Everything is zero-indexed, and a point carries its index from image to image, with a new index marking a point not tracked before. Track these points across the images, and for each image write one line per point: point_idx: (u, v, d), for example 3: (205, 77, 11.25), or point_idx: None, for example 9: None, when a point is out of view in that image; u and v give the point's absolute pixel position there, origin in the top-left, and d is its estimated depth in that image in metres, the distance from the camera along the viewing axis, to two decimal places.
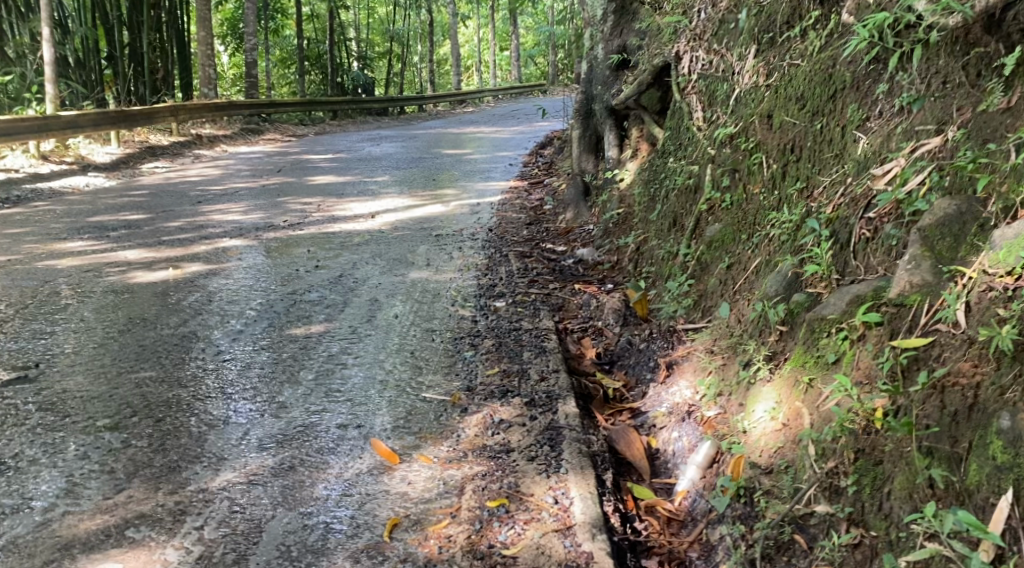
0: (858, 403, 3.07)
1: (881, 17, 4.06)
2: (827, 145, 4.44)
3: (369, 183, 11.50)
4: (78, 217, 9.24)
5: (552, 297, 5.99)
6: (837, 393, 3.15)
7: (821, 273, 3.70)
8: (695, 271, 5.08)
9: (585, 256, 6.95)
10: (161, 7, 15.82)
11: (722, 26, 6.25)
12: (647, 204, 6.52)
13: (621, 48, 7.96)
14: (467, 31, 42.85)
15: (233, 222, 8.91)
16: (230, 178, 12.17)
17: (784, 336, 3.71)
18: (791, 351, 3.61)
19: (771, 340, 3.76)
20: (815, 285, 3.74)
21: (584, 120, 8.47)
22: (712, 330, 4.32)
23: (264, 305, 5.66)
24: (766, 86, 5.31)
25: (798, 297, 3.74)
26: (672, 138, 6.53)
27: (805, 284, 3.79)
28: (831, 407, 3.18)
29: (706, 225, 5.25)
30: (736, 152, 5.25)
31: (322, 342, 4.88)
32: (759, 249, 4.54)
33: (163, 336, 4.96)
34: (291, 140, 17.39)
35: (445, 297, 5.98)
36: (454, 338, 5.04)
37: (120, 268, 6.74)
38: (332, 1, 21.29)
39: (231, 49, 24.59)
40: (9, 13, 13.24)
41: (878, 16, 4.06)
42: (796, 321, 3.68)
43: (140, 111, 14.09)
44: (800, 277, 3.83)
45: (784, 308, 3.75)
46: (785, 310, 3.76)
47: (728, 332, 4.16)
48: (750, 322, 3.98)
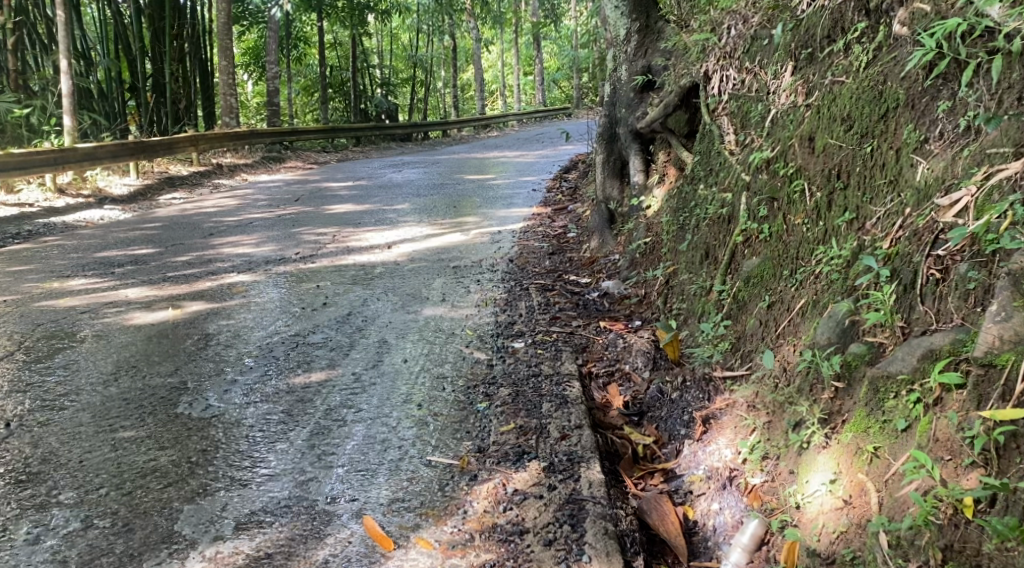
0: (944, 489, 2.68)
1: (953, 22, 3.63)
2: (880, 170, 3.99)
3: (387, 211, 11.13)
4: (87, 252, 8.94)
5: (575, 336, 5.51)
6: (914, 475, 2.77)
7: (884, 321, 3.23)
8: (732, 310, 4.60)
9: (611, 289, 6.47)
10: (183, 37, 15.72)
11: (754, 42, 5.83)
12: (676, 233, 6.06)
13: (646, 68, 7.50)
14: (492, 55, 42.60)
15: (243, 255, 8.57)
16: (246, 208, 11.87)
17: (840, 394, 3.26)
18: (850, 413, 3.18)
19: (823, 397, 3.32)
20: (874, 334, 3.27)
21: (607, 144, 7.94)
22: (755, 381, 3.80)
23: (265, 348, 5.30)
24: (806, 105, 4.86)
25: (855, 347, 3.29)
26: (702, 163, 6.07)
27: (862, 334, 3.32)
28: (908, 493, 2.77)
29: (743, 260, 4.79)
30: (774, 179, 4.80)
31: (321, 392, 4.49)
32: (805, 287, 4.06)
33: (151, 386, 4.63)
34: (312, 167, 17.10)
35: (458, 336, 5.55)
36: (466, 386, 4.60)
37: (120, 308, 6.41)
38: (354, 28, 21.12)
39: (254, 77, 24.46)
40: (31, 45, 13.13)
41: (949, 21, 3.63)
42: (856, 377, 3.22)
43: (159, 142, 13.89)
44: (856, 324, 3.36)
45: (839, 361, 3.29)
46: (840, 363, 3.30)
47: (773, 385, 3.66)
48: (799, 374, 3.51)
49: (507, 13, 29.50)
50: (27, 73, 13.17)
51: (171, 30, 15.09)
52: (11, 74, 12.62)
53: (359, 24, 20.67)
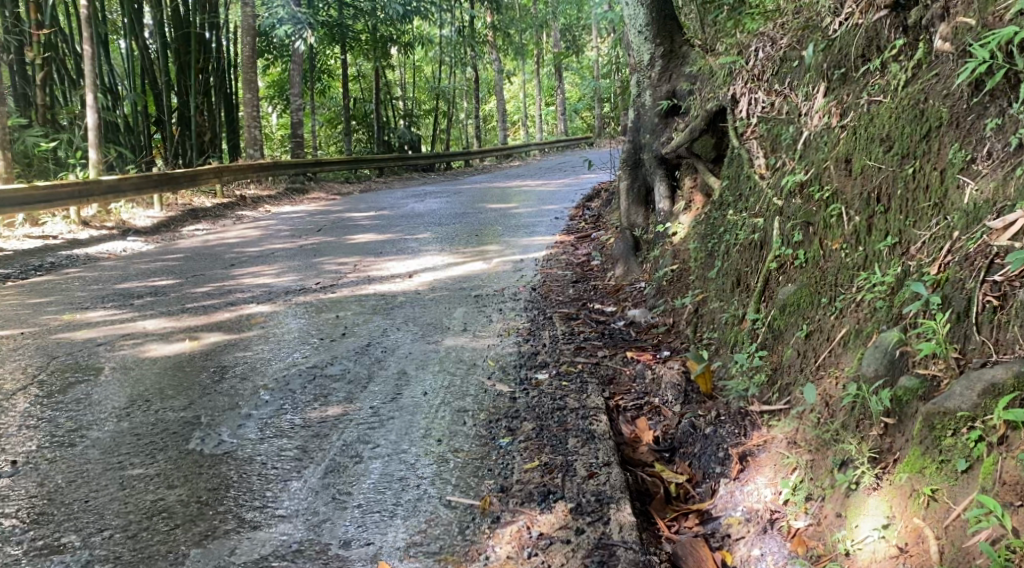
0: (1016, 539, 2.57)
1: (1009, 31, 3.46)
2: (923, 192, 3.81)
3: (409, 241, 11.01)
4: (108, 283, 8.89)
5: (602, 367, 5.29)
6: (984, 523, 2.64)
7: (939, 351, 3.09)
8: (767, 340, 4.39)
9: (637, 318, 6.26)
10: (208, 71, 15.85)
11: (783, 64, 5.69)
12: (704, 260, 5.87)
13: (670, 93, 7.33)
14: (513, 86, 42.76)
15: (263, 286, 8.46)
16: (268, 239, 11.81)
17: (890, 431, 3.13)
18: (902, 451, 3.05)
19: (872, 433, 3.19)
20: (927, 366, 3.13)
21: (632, 170, 7.78)
22: (798, 418, 3.62)
23: (281, 381, 5.14)
24: (840, 127, 4.67)
25: (904, 380, 3.16)
26: (730, 188, 5.88)
27: (912, 366, 3.19)
28: (978, 543, 2.65)
29: (778, 288, 4.58)
30: (808, 203, 4.60)
31: (337, 427, 4.32)
32: (846, 316, 3.87)
33: (163, 421, 4.48)
34: (335, 198, 17.07)
35: (480, 367, 5.36)
36: (487, 420, 4.40)
37: (137, 340, 6.31)
38: (378, 61, 21.21)
39: (279, 110, 24.61)
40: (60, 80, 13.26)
41: (1004, 31, 3.46)
42: (908, 412, 3.09)
43: (184, 174, 13.92)
44: (906, 355, 3.22)
45: (889, 396, 3.16)
46: (890, 397, 3.17)
47: (818, 423, 3.48)
48: (845, 411, 3.37)
49: (527, 44, 29.54)
50: (55, 107, 13.26)
51: (196, 64, 15.21)
52: (38, 108, 12.70)
53: (382, 57, 20.75)
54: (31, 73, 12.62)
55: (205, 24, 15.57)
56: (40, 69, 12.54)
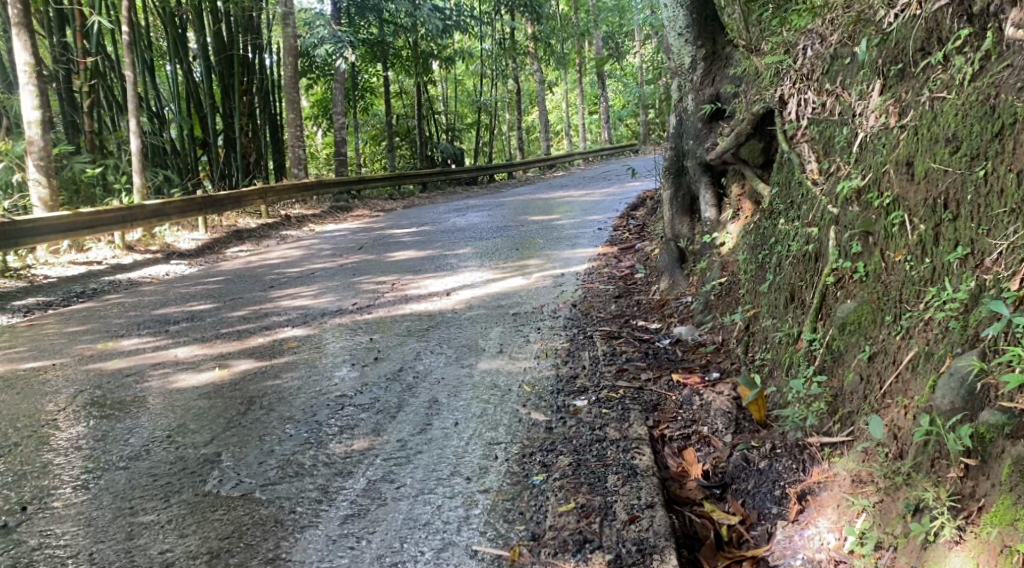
0: None
1: None
2: (998, 197, 3.44)
3: (449, 257, 10.75)
4: (146, 309, 8.81)
5: (645, 392, 4.94)
6: None
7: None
8: (825, 361, 4.02)
9: (684, 336, 5.90)
10: (252, 92, 15.88)
11: (834, 62, 5.31)
12: (754, 273, 5.51)
13: (714, 96, 6.97)
14: (557, 95, 42.42)
15: (300, 308, 8.29)
16: (308, 259, 11.68)
17: (972, 473, 2.87)
18: (990, 501, 2.78)
19: (951, 475, 2.93)
20: (1017, 399, 2.85)
21: (675, 178, 7.41)
22: (864, 456, 3.32)
23: (309, 413, 4.90)
24: (899, 127, 4.28)
25: (987, 414, 2.89)
26: (780, 195, 5.50)
27: (996, 400, 2.90)
28: None
29: (836, 305, 4.20)
30: (867, 211, 4.23)
31: (361, 463, 4.08)
32: (913, 336, 3.50)
33: (183, 460, 4.28)
34: (378, 215, 16.93)
35: (515, 393, 5.06)
36: (520, 453, 4.11)
37: (166, 369, 6.16)
38: (419, 76, 21.09)
39: (322, 129, 24.66)
40: (109, 107, 13.36)
41: None
42: (993, 452, 2.82)
43: (227, 196, 13.89)
44: (989, 388, 2.94)
45: (970, 433, 2.89)
46: (972, 435, 2.89)
47: (887, 464, 3.20)
48: (919, 451, 3.09)
49: (570, 54, 29.17)
50: (103, 133, 13.27)
51: (240, 86, 15.26)
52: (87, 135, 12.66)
53: (423, 72, 20.61)
54: (78, 100, 12.69)
55: (248, 46, 15.64)
56: (86, 96, 12.59)
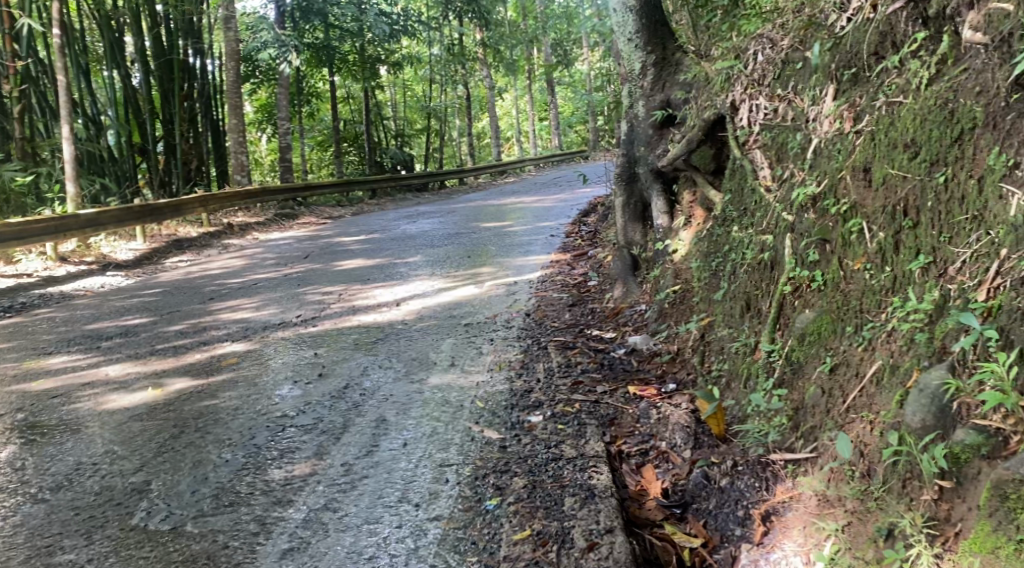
0: None
1: None
2: (958, 204, 3.36)
3: (398, 265, 10.50)
4: (77, 325, 8.39)
5: (601, 406, 4.76)
6: None
7: (1008, 403, 2.77)
8: (785, 373, 3.90)
9: (639, 345, 5.74)
10: (193, 97, 15.40)
11: (786, 67, 5.24)
12: (708, 281, 5.39)
13: (664, 103, 6.87)
14: (506, 101, 42.27)
15: (241, 321, 7.97)
16: (252, 269, 11.30)
17: (946, 497, 2.83)
18: (970, 527, 2.73)
19: (925, 498, 2.87)
20: (992, 418, 2.82)
21: (627, 185, 7.28)
22: (833, 475, 3.23)
23: (246, 435, 4.63)
24: (854, 132, 4.19)
25: (961, 434, 2.85)
26: (734, 202, 5.40)
27: (972, 418, 2.87)
28: None
29: (794, 315, 4.09)
30: (823, 218, 4.13)
31: (302, 491, 3.89)
32: (876, 349, 3.41)
33: (109, 490, 4.00)
34: (325, 222, 16.57)
35: (467, 410, 4.85)
36: (473, 475, 3.91)
37: (96, 390, 5.82)
38: (366, 82, 20.77)
39: (267, 135, 24.09)
40: (42, 113, 12.74)
41: None
42: (969, 473, 2.79)
43: (167, 204, 13.40)
44: (963, 408, 2.90)
45: (944, 453, 2.84)
46: (947, 455, 2.85)
47: (856, 487, 3.12)
48: (891, 472, 3.03)
49: (519, 60, 29.04)
50: (35, 140, 12.67)
51: (180, 91, 14.77)
52: (17, 142, 12.09)
53: (371, 77, 20.25)
54: (7, 105, 12.03)
55: (188, 50, 15.16)
56: (16, 101, 11.95)
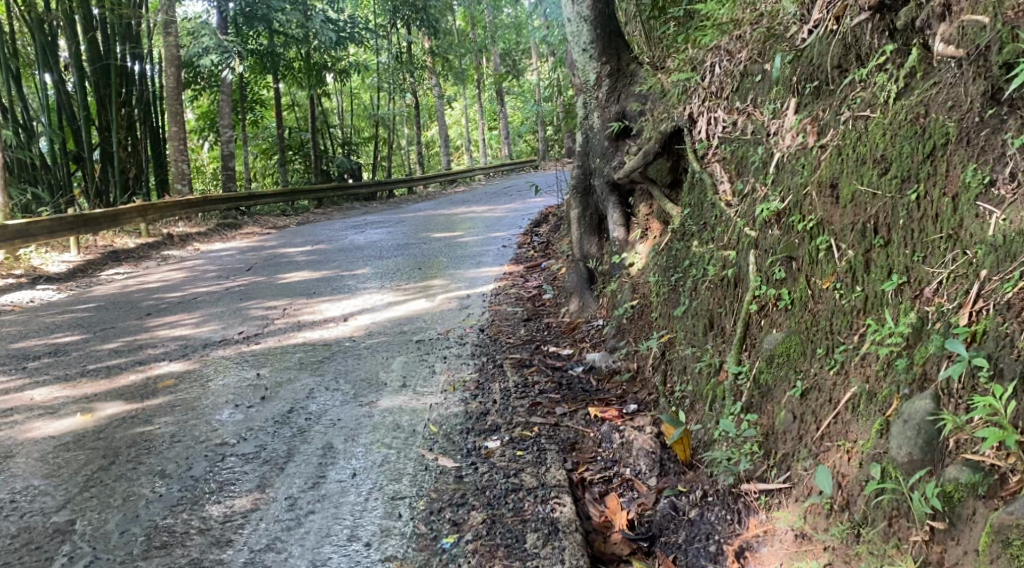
0: None
1: None
2: (932, 222, 3.25)
3: (346, 278, 10.18)
4: (2, 343, 7.90)
5: (561, 429, 4.56)
6: None
7: (1007, 440, 2.68)
8: (753, 396, 3.75)
9: (597, 363, 5.54)
10: (131, 104, 14.79)
11: (745, 79, 5.12)
12: (667, 297, 5.24)
13: (620, 114, 6.70)
14: (455, 110, 42.00)
15: (180, 338, 7.59)
16: (192, 282, 10.86)
17: (938, 538, 2.76)
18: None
19: (914, 539, 2.81)
20: (984, 452, 2.74)
21: (582, 197, 7.11)
22: (812, 512, 3.15)
23: (182, 466, 4.31)
24: (818, 146, 4.06)
25: (954, 471, 2.77)
26: (693, 217, 5.25)
27: (962, 453, 2.79)
28: None
29: (761, 335, 3.93)
30: (789, 234, 3.99)
31: (243, 529, 3.64)
32: (850, 373, 3.31)
33: (27, 532, 3.69)
34: (270, 232, 16.12)
35: (420, 435, 4.60)
36: (428, 509, 3.71)
37: (19, 416, 5.42)
38: (312, 89, 20.34)
39: (209, 142, 23.42)
40: None
41: None
42: (962, 514, 2.72)
43: (102, 214, 12.84)
44: (952, 443, 2.83)
45: (937, 492, 2.76)
46: (939, 494, 2.77)
47: (836, 525, 3.05)
48: (877, 510, 2.94)
49: (468, 69, 28.81)
50: None
51: (117, 97, 14.12)
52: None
53: (317, 84, 19.81)
54: None
55: (126, 55, 14.60)
56: None
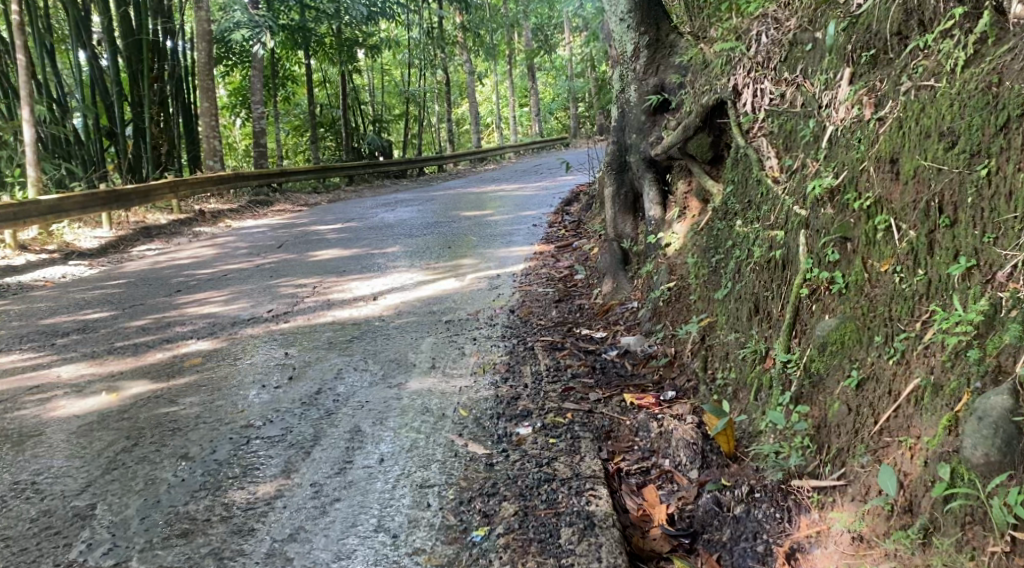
0: None
1: None
2: (1005, 201, 2.99)
3: (376, 256, 10.04)
4: (33, 319, 7.86)
5: (595, 417, 4.37)
6: None
7: None
8: (804, 386, 3.54)
9: (632, 347, 5.33)
10: (163, 79, 14.72)
11: (794, 49, 4.84)
12: (707, 279, 5.01)
13: (658, 87, 6.44)
14: (486, 87, 41.67)
15: (208, 316, 7.50)
16: (223, 259, 10.79)
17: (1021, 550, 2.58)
18: None
19: (993, 551, 2.64)
20: None
21: (617, 174, 6.87)
22: (873, 515, 2.98)
23: (206, 449, 4.18)
24: (875, 119, 3.78)
25: None
26: (737, 194, 5.00)
27: None
28: None
29: (812, 321, 3.71)
30: (844, 214, 3.73)
31: (266, 517, 3.51)
32: (912, 363, 3.10)
33: (46, 515, 3.59)
34: (301, 210, 16.03)
35: (449, 420, 4.43)
36: (457, 499, 3.56)
37: (45, 394, 5.33)
38: (343, 65, 20.17)
39: (241, 119, 23.36)
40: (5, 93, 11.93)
41: None
42: None
43: (134, 190, 12.79)
44: None
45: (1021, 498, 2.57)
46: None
47: (899, 531, 2.88)
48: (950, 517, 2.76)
49: (499, 45, 28.47)
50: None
51: (149, 73, 14.08)
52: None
53: (347, 60, 19.64)
54: None
55: (158, 30, 14.51)
56: None
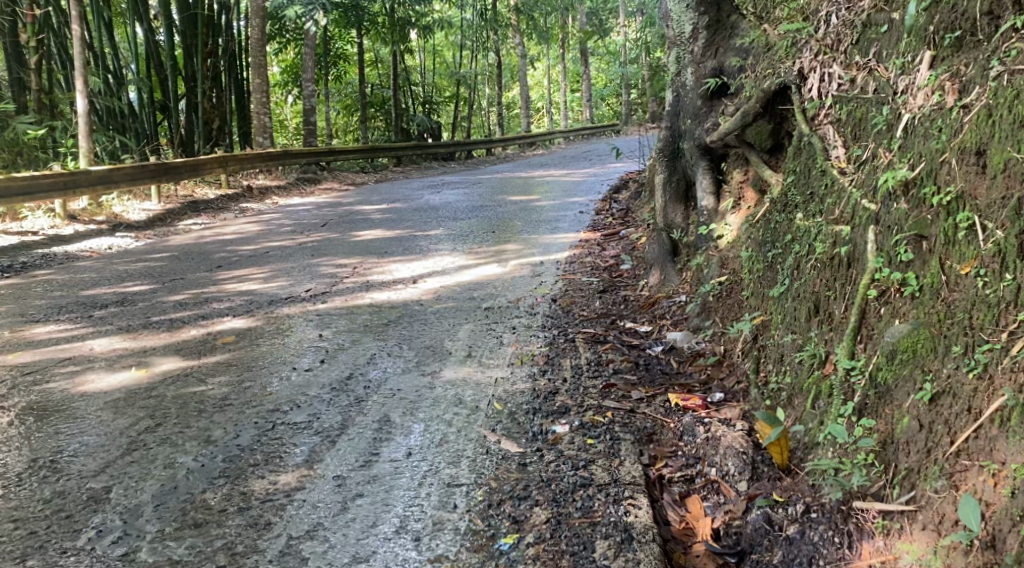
0: None
1: None
2: None
3: (419, 238, 9.84)
4: (74, 290, 7.81)
5: (637, 417, 4.11)
6: None
7: None
8: (871, 397, 3.24)
9: (679, 343, 5.06)
10: (217, 55, 14.62)
11: (868, 30, 4.46)
12: (762, 274, 4.69)
13: (717, 70, 6.09)
14: (537, 70, 41.19)
15: (246, 293, 7.37)
16: (266, 235, 10.69)
17: None
18: None
19: None
20: None
21: (670, 161, 6.56)
22: (950, 550, 2.70)
23: (230, 433, 4.02)
24: (959, 106, 3.42)
25: None
26: (797, 185, 4.66)
27: None
28: None
29: (880, 325, 3.40)
30: (920, 210, 3.40)
31: (284, 510, 3.34)
32: (997, 381, 2.79)
33: (60, 497, 3.45)
34: (347, 189, 15.91)
35: (482, 413, 4.21)
36: (486, 502, 3.36)
37: (76, 367, 5.23)
38: (395, 45, 19.98)
39: (292, 97, 23.32)
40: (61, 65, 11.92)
41: None
42: None
43: (183, 163, 12.74)
44: None
45: None
46: None
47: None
48: None
49: (553, 28, 28.01)
50: (53, 93, 11.70)
51: (204, 48, 13.98)
52: (34, 93, 11.03)
53: (399, 40, 19.40)
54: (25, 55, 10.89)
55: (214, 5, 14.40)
56: (34, 52, 10.73)
